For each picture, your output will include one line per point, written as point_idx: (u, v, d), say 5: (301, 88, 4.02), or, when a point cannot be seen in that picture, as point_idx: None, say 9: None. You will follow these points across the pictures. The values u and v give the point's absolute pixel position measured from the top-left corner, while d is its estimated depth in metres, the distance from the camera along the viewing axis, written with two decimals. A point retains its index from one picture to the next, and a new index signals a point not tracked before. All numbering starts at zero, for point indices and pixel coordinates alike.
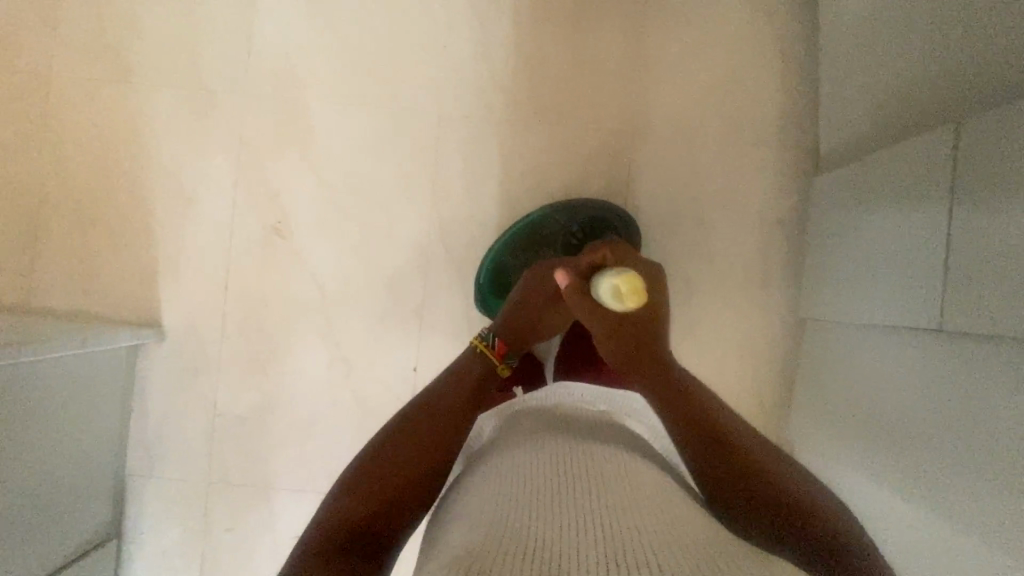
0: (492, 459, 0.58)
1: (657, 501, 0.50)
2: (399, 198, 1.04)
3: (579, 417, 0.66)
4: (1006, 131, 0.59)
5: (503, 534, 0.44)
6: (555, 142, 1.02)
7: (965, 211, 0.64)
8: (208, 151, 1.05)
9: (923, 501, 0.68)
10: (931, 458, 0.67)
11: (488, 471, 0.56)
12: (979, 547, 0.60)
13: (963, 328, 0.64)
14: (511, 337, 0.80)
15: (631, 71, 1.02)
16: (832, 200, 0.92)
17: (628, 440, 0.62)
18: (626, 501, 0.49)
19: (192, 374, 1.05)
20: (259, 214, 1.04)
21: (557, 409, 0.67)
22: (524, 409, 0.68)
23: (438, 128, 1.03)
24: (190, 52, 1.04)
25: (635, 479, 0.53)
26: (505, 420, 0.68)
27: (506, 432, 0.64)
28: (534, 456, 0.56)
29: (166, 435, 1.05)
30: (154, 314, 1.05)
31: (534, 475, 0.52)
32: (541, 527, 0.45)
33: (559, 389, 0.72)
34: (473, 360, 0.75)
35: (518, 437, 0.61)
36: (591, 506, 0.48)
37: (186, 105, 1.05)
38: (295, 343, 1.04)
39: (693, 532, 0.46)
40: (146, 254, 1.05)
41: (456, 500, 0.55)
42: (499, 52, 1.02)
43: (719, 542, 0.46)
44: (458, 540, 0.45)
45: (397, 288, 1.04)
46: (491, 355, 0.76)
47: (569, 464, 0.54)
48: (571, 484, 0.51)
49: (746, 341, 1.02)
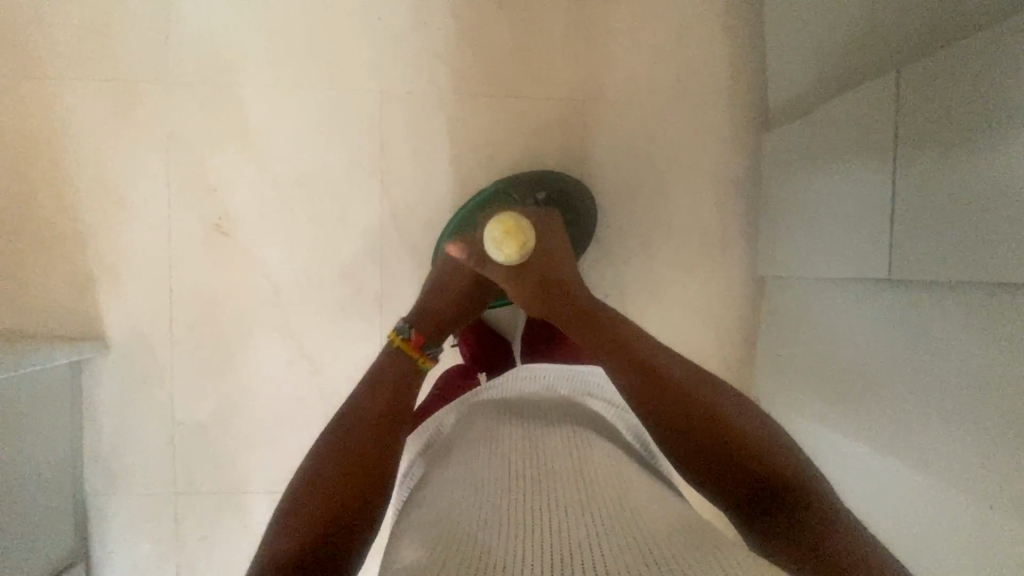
0: (456, 455, 0.59)
1: (613, 483, 0.52)
2: (348, 186, 0.99)
3: (538, 404, 0.67)
4: (947, 83, 0.60)
5: (464, 537, 0.45)
6: (505, 118, 0.99)
7: (912, 157, 0.65)
8: (135, 147, 0.97)
9: (887, 444, 0.70)
10: (892, 402, 0.69)
11: (452, 468, 0.57)
12: (947, 483, 0.62)
13: (914, 275, 0.66)
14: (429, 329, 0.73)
15: (579, 39, 0.98)
16: (780, 159, 0.92)
17: (588, 421, 0.64)
18: (580, 487, 0.51)
19: (146, 384, 1.00)
20: (197, 211, 0.98)
21: (518, 398, 0.69)
22: (487, 400, 0.70)
23: (383, 109, 0.98)
24: (101, 39, 0.96)
25: (590, 462, 0.55)
26: (466, 412, 0.69)
27: (469, 425, 0.65)
28: (495, 451, 0.57)
29: (127, 449, 1.00)
30: (97, 325, 0.99)
31: (493, 470, 0.54)
32: (495, 526, 0.47)
33: (525, 374, 0.74)
34: (390, 359, 0.68)
35: (478, 434, 0.62)
36: (548, 497, 0.50)
37: (104, 98, 0.96)
38: (253, 343, 1.00)
39: (646, 508, 0.49)
40: (82, 263, 0.98)
41: (421, 496, 0.56)
42: (439, 25, 0.97)
43: (672, 516, 0.49)
44: (414, 546, 0.46)
45: (354, 279, 1.00)
46: (410, 350, 0.69)
47: (527, 462, 0.55)
48: (529, 477, 0.53)
49: (707, 304, 1.03)
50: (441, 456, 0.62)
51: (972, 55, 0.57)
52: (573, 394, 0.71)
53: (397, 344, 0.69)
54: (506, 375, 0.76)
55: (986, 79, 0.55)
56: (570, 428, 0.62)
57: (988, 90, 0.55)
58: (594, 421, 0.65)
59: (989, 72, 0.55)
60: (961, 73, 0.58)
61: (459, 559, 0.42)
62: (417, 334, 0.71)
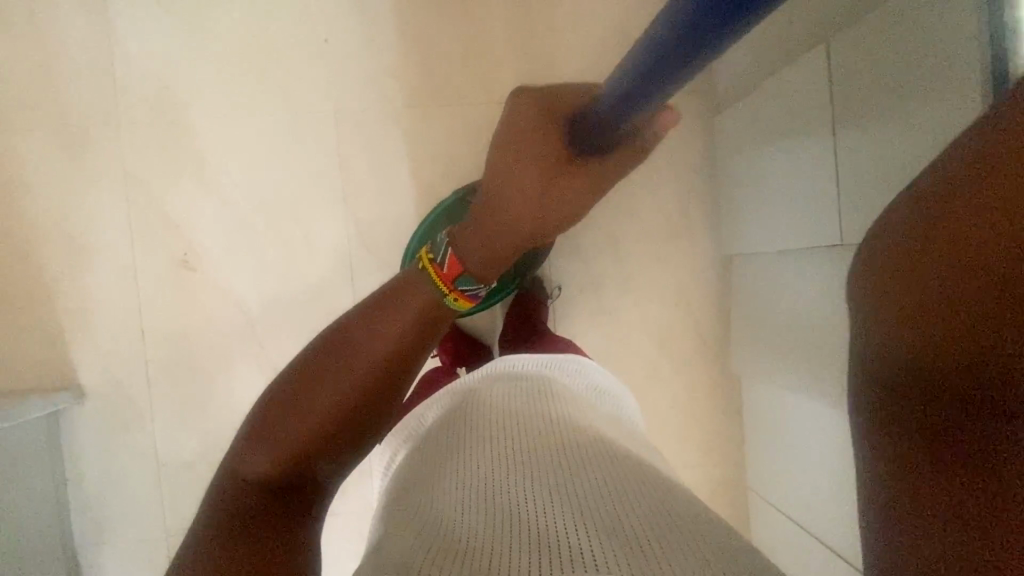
0: (441, 445, 0.61)
1: (589, 457, 0.54)
2: (311, 208, 0.99)
3: (518, 387, 0.70)
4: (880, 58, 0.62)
5: (447, 523, 0.47)
6: (461, 127, 1.00)
7: (851, 127, 0.67)
8: (95, 189, 0.97)
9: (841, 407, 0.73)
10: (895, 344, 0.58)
11: (437, 457, 0.59)
12: None
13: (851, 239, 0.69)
14: (466, 262, 0.77)
15: (527, 45, 1.00)
16: (737, 142, 0.94)
17: (566, 400, 0.67)
18: (560, 463, 0.54)
19: (128, 429, 0.98)
20: (162, 249, 0.98)
21: (498, 381, 0.72)
22: (468, 388, 0.73)
23: (339, 131, 0.99)
24: (47, 87, 0.95)
25: (567, 436, 0.58)
26: (448, 404, 0.71)
27: (454, 412, 0.68)
28: (478, 437, 0.60)
29: (113, 494, 0.99)
30: (72, 373, 0.97)
31: (475, 455, 0.56)
32: (477, 508, 0.49)
33: (501, 362, 0.77)
34: (415, 274, 0.77)
35: (462, 423, 0.64)
36: (527, 474, 0.52)
37: (61, 144, 0.96)
38: (232, 373, 0.99)
39: (627, 484, 0.51)
40: (52, 313, 0.97)
41: (406, 485, 0.58)
42: (387, 43, 0.98)
43: (652, 489, 0.51)
44: (396, 540, 0.47)
45: (326, 299, 1.00)
46: (439, 278, 0.76)
47: (508, 446, 0.57)
48: (509, 456, 0.55)
49: (679, 286, 1.04)
50: (426, 445, 0.64)
51: (899, 25, 0.59)
52: (552, 377, 0.73)
53: (425, 262, 0.78)
54: (485, 365, 0.78)
55: (916, 51, 0.57)
56: (549, 408, 0.64)
57: (918, 57, 0.57)
58: (572, 400, 0.68)
59: (925, 36, 0.56)
60: (892, 43, 0.60)
61: (440, 544, 0.44)
62: (448, 262, 0.77)
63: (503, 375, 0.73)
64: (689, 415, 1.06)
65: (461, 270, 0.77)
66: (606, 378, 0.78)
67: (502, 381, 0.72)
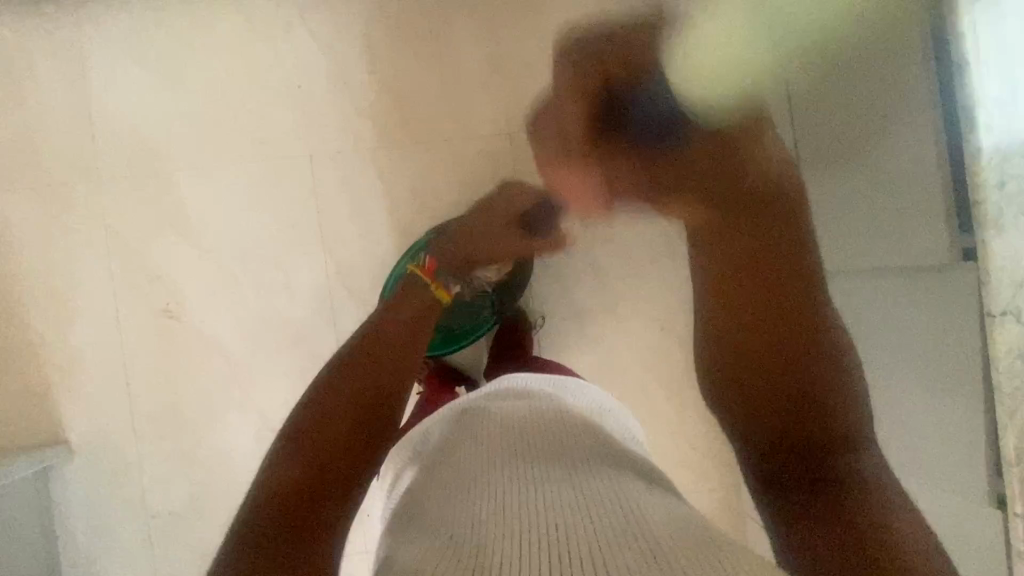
0: (454, 459, 0.59)
1: (607, 477, 0.51)
2: (292, 252, 1.00)
3: (527, 401, 0.68)
4: None
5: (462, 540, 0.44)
6: (436, 166, 1.00)
7: None
8: (77, 244, 0.98)
9: None
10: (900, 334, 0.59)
11: (448, 474, 0.56)
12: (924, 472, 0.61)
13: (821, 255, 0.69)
14: (441, 259, 0.91)
15: (498, 83, 1.01)
16: None
17: (579, 417, 0.64)
18: (577, 480, 0.50)
19: (116, 481, 0.98)
20: (145, 300, 0.98)
21: (503, 395, 0.70)
22: (471, 405, 0.70)
23: (317, 175, 1.00)
24: (29, 148, 0.97)
25: (580, 452, 0.55)
26: (452, 421, 0.68)
27: (463, 429, 0.64)
28: (490, 453, 0.57)
29: (104, 547, 0.98)
30: (59, 428, 0.98)
31: (487, 473, 0.54)
32: (495, 525, 0.46)
33: (502, 383, 0.75)
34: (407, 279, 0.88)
35: (471, 442, 0.61)
36: (543, 488, 0.50)
37: (44, 203, 0.97)
38: (220, 420, 0.99)
39: (648, 502, 0.47)
40: (41, 371, 0.98)
41: (416, 503, 0.55)
42: (360, 88, 1.00)
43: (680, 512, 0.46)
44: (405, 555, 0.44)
45: (311, 342, 1.00)
46: (423, 273, 0.88)
47: (516, 454, 0.55)
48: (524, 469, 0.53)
49: (664, 312, 1.04)
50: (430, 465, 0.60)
51: None
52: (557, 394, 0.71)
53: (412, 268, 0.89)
54: (489, 386, 0.75)
55: None
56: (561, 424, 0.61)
57: None
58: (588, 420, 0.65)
59: None
60: None
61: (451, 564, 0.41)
62: (429, 261, 0.90)
63: (505, 394, 0.71)
64: (681, 441, 1.04)
65: (439, 265, 0.91)
66: (615, 403, 0.75)
67: (509, 399, 0.69)
